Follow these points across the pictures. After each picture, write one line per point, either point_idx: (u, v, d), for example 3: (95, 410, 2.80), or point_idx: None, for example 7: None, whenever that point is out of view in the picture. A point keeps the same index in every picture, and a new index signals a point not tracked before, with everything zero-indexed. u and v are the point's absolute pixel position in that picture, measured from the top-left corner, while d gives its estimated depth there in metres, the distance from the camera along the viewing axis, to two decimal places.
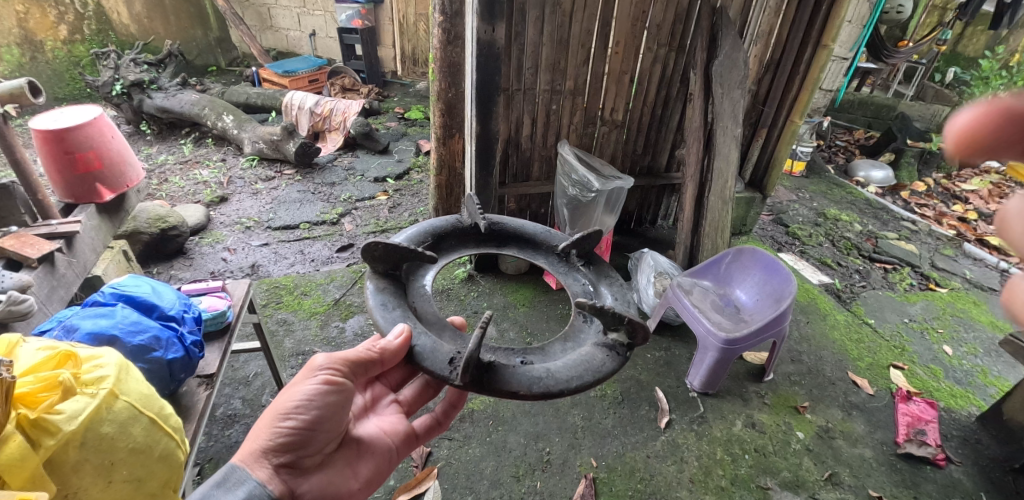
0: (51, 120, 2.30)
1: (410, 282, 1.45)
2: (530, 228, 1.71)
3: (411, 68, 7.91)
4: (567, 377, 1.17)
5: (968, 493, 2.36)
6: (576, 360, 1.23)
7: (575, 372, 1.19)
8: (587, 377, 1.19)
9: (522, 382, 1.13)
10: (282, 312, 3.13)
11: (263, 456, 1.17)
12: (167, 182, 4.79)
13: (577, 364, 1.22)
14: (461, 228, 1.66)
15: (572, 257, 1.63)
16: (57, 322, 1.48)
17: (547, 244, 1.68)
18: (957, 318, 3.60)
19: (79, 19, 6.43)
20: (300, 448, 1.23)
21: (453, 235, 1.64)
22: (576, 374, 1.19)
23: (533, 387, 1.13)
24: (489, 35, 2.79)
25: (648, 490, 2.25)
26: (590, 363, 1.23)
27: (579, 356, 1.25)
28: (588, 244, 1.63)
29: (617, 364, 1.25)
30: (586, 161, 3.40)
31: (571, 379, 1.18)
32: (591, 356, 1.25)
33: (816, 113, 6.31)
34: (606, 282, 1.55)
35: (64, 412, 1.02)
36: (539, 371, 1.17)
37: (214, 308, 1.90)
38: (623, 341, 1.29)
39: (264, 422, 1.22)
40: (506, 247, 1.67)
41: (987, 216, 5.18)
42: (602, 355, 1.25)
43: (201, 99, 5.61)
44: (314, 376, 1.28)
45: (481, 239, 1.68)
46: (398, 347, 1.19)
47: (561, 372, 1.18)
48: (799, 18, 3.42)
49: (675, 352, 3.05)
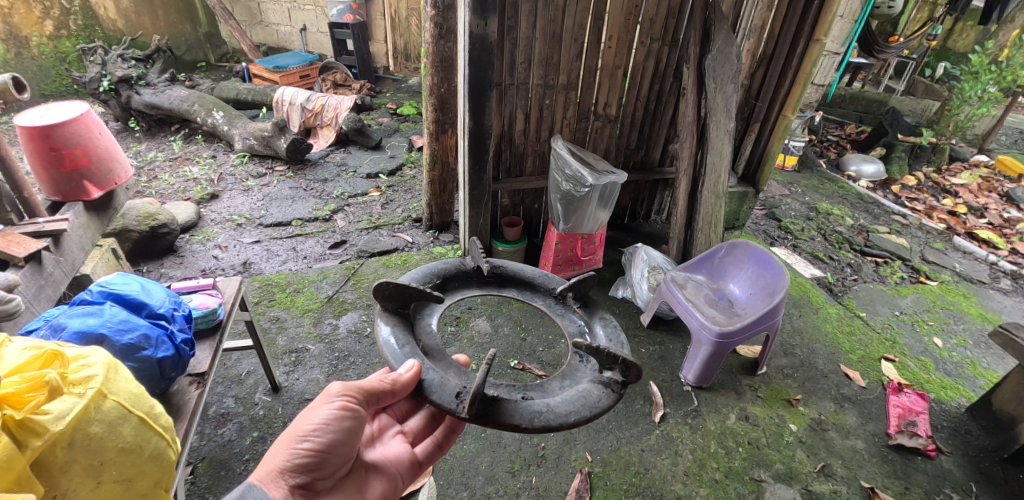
0: (38, 115, 2.25)
1: (418, 320, 1.44)
2: (533, 273, 1.69)
3: (403, 63, 7.86)
4: (566, 411, 1.19)
5: (958, 483, 2.39)
6: (574, 396, 1.25)
7: (573, 407, 1.20)
8: (584, 412, 1.20)
9: (524, 415, 1.14)
10: (275, 309, 3.10)
11: (281, 476, 1.18)
12: (157, 179, 4.73)
13: (575, 399, 1.23)
14: (464, 271, 1.65)
15: (569, 298, 1.63)
16: (45, 321, 1.45)
17: (545, 287, 1.66)
18: (947, 311, 3.64)
19: (65, 14, 6.30)
20: (316, 470, 1.23)
21: (456, 277, 1.63)
22: (574, 409, 1.20)
23: (535, 421, 1.15)
24: (482, 29, 2.76)
25: (642, 484, 2.25)
26: (587, 398, 1.23)
27: (577, 391, 1.26)
28: (585, 287, 1.63)
29: (613, 400, 1.26)
30: (580, 156, 3.38)
31: (570, 414, 1.19)
32: (588, 392, 1.26)
33: (807, 108, 6.29)
34: (601, 320, 1.56)
35: (52, 412, 1.00)
36: (539, 405, 1.18)
37: (205, 306, 1.88)
38: (618, 379, 1.31)
39: (282, 443, 1.22)
40: (506, 290, 1.66)
41: (976, 209, 5.24)
42: (598, 391, 1.26)
43: (191, 95, 5.54)
44: (330, 401, 1.28)
45: (483, 281, 1.66)
46: (409, 380, 1.19)
47: (560, 407, 1.19)
48: (791, 13, 3.41)
49: (669, 347, 3.06)
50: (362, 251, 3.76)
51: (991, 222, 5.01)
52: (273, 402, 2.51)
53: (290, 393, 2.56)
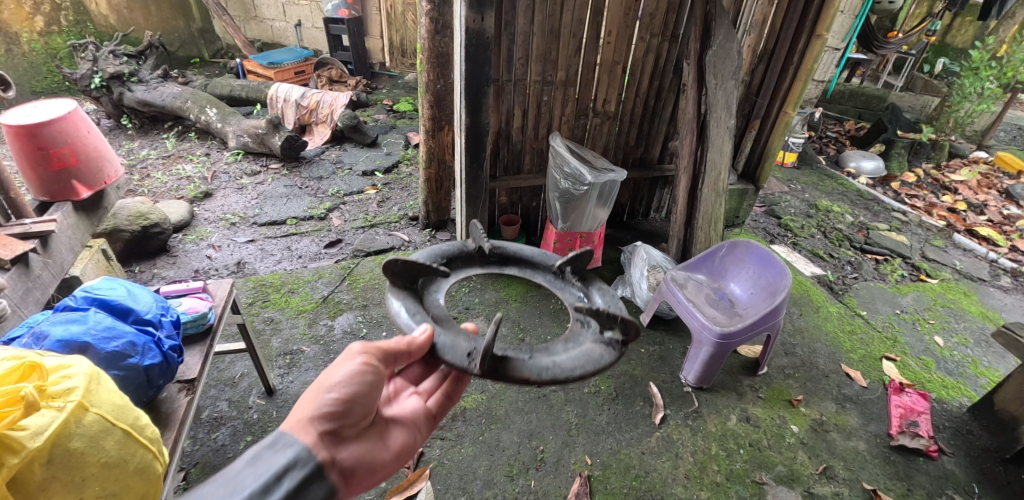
0: (25, 114, 2.19)
1: (425, 296, 1.41)
2: (536, 252, 1.65)
3: (399, 59, 7.77)
4: (571, 366, 1.17)
5: (960, 484, 2.37)
6: (579, 353, 1.22)
7: (579, 362, 1.18)
8: (589, 367, 1.18)
9: (532, 370, 1.14)
10: (269, 310, 3.05)
11: (311, 423, 1.10)
12: (150, 177, 4.66)
13: (580, 355, 1.21)
14: (465, 251, 1.60)
15: (567, 273, 1.59)
16: (27, 328, 1.39)
17: (544, 265, 1.62)
18: (948, 309, 3.62)
19: (56, 9, 6.19)
20: (341, 417, 1.17)
21: (457, 258, 1.59)
22: (579, 364, 1.18)
23: (542, 375, 1.13)
24: (478, 24, 2.70)
25: (642, 488, 2.22)
26: (591, 355, 1.21)
27: (581, 348, 1.23)
28: (584, 262, 1.59)
29: (616, 357, 1.24)
30: (578, 153, 3.32)
31: (576, 368, 1.17)
32: (590, 351, 1.23)
33: (808, 104, 6.20)
34: (599, 290, 1.53)
35: (29, 428, 0.95)
36: (545, 361, 1.17)
37: (195, 309, 1.83)
38: (619, 338, 1.28)
39: (307, 396, 1.16)
40: (508, 268, 1.62)
41: (976, 207, 5.22)
42: (601, 349, 1.24)
43: (183, 91, 5.45)
44: (352, 358, 1.25)
45: (486, 261, 1.62)
46: (423, 342, 1.18)
47: (566, 363, 1.17)
48: (791, 9, 3.38)
49: (669, 347, 3.03)
50: (358, 250, 3.71)
51: (991, 219, 4.99)
52: (268, 405, 2.47)
53: (285, 395, 2.52)
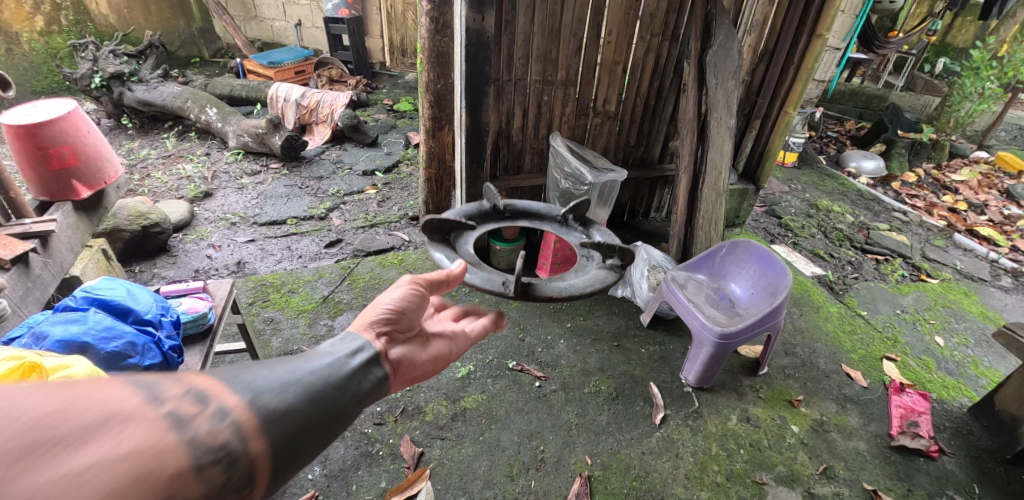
0: (25, 113, 2.19)
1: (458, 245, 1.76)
2: (544, 207, 2.02)
3: (400, 59, 7.76)
4: (583, 285, 1.52)
5: (961, 484, 2.36)
6: (588, 276, 1.59)
7: (589, 282, 1.55)
8: (597, 285, 1.54)
9: (554, 289, 1.50)
10: (269, 310, 3.05)
11: (370, 328, 1.12)
12: (150, 177, 4.66)
13: (589, 278, 1.57)
14: (484, 211, 1.95)
15: (570, 220, 1.95)
16: (27, 328, 1.39)
17: (550, 215, 1.98)
18: (948, 310, 3.62)
19: (56, 9, 6.19)
20: (394, 324, 1.20)
21: (478, 217, 1.94)
22: (589, 283, 1.54)
23: (562, 292, 1.50)
24: (478, 24, 2.70)
25: (642, 488, 2.22)
26: (599, 277, 1.57)
27: (589, 273, 1.60)
28: (582, 209, 1.95)
29: (618, 277, 1.60)
30: (578, 153, 3.32)
31: (587, 286, 1.53)
32: (596, 274, 1.59)
33: (808, 104, 6.17)
34: (597, 230, 1.89)
35: None
36: (563, 284, 1.53)
37: (194, 309, 1.83)
38: (616, 263, 1.65)
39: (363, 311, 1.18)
40: (521, 222, 1.97)
41: (976, 207, 5.22)
42: (605, 272, 1.60)
43: (183, 91, 5.45)
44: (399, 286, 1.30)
45: (502, 216, 1.97)
46: (459, 274, 1.42)
47: (578, 283, 1.53)
48: (792, 9, 3.38)
49: (669, 347, 3.03)
50: (358, 250, 3.71)
51: (992, 219, 4.98)
52: None
53: None
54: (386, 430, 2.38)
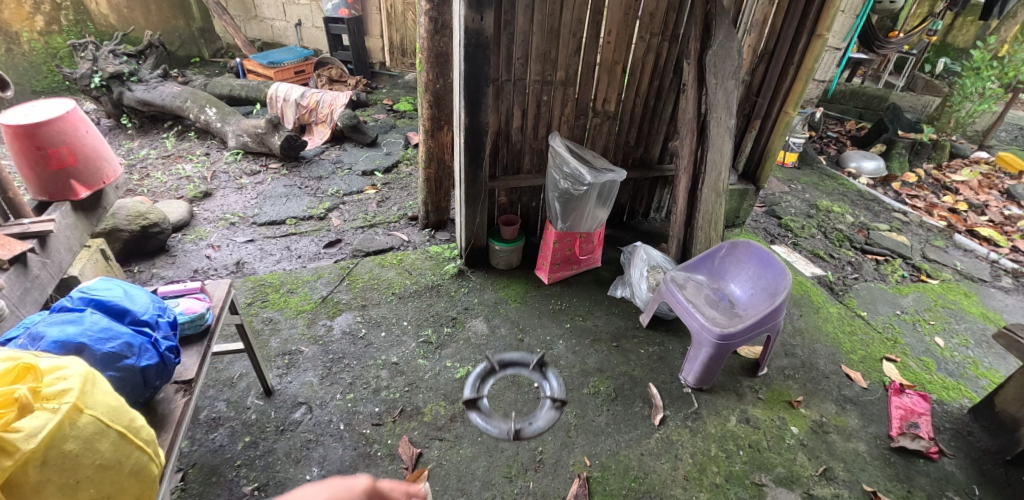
0: (23, 114, 2.19)
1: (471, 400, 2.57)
2: (521, 356, 2.86)
3: (399, 58, 7.75)
4: (545, 425, 2.47)
5: (961, 486, 2.35)
6: (547, 418, 2.51)
7: (549, 424, 2.48)
8: (552, 424, 2.48)
9: (529, 431, 2.43)
10: (268, 310, 3.05)
11: None
12: (149, 177, 4.66)
13: (549, 419, 2.51)
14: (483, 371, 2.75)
15: (536, 367, 2.80)
16: (22, 329, 1.38)
17: (522, 365, 2.81)
18: (949, 310, 3.61)
19: (56, 9, 6.19)
20: None
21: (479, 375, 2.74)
22: (548, 424, 2.48)
23: (533, 432, 2.43)
24: (477, 24, 2.70)
25: (641, 489, 2.21)
26: (555, 420, 2.51)
27: (548, 415, 2.52)
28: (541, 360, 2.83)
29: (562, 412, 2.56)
30: (577, 153, 3.30)
31: (547, 425, 2.47)
32: (551, 415, 2.53)
33: (808, 104, 6.11)
34: (552, 373, 2.77)
35: (23, 430, 0.95)
36: (535, 425, 2.47)
37: (192, 310, 1.83)
38: (561, 403, 2.59)
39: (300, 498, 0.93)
40: (506, 372, 2.76)
41: (977, 207, 5.21)
42: (556, 413, 2.54)
43: (183, 91, 5.45)
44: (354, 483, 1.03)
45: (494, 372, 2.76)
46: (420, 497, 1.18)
47: (542, 424, 2.47)
48: (792, 8, 3.37)
49: (669, 348, 3.02)
50: (357, 250, 3.70)
51: (992, 219, 4.97)
52: (266, 406, 2.46)
53: (283, 396, 2.52)
54: (384, 431, 2.38)
